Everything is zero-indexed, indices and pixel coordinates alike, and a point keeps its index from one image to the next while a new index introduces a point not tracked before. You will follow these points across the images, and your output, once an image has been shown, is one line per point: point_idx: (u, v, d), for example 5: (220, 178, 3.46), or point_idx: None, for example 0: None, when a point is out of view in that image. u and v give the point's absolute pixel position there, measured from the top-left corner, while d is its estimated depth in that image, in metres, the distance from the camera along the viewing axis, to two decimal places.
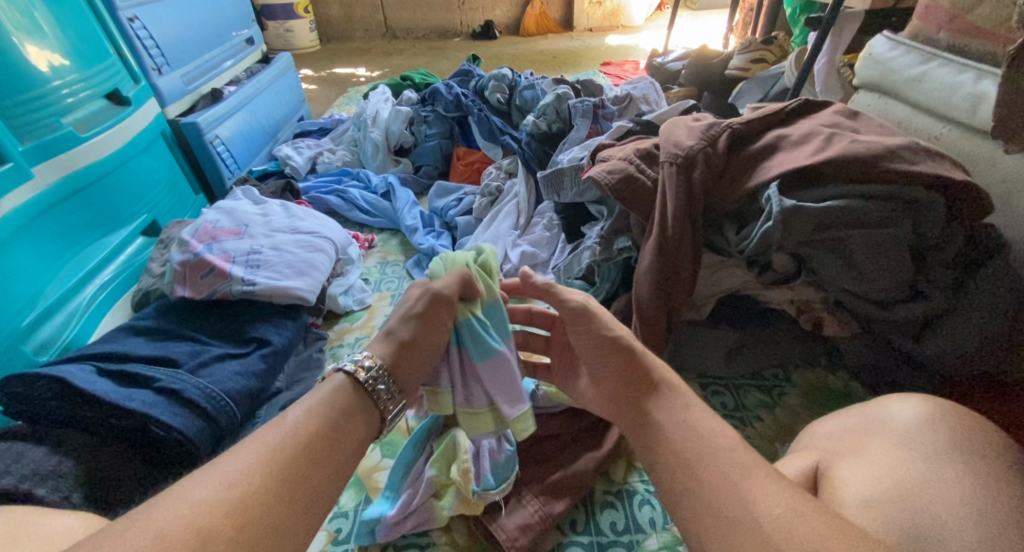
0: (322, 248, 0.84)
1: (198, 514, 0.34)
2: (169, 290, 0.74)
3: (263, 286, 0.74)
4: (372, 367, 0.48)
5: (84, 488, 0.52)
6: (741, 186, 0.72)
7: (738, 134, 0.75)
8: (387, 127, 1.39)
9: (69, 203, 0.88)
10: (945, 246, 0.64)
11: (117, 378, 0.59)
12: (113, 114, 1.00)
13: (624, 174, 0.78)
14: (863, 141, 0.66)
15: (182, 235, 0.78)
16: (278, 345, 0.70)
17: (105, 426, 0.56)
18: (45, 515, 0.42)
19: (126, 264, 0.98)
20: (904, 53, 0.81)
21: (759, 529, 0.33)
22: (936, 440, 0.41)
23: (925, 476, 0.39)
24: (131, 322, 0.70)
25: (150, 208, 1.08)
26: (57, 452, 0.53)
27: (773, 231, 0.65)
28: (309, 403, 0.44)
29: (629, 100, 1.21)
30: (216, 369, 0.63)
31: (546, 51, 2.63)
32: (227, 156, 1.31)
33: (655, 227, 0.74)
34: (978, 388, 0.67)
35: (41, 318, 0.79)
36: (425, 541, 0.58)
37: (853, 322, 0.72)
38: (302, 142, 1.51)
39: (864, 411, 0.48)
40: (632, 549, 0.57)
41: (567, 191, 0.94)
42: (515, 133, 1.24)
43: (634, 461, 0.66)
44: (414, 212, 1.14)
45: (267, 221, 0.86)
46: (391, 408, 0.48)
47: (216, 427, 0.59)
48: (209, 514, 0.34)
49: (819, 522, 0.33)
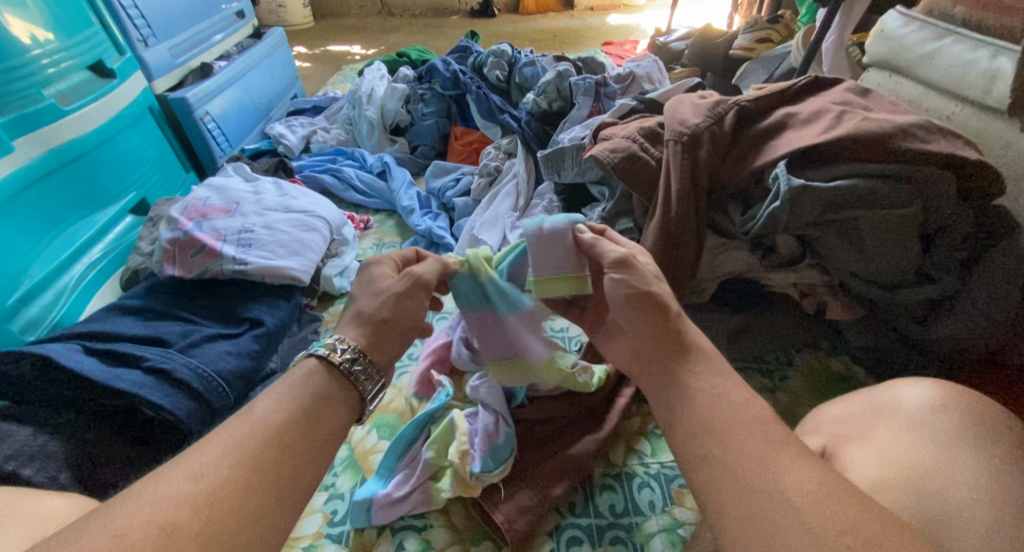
0: (316, 227, 0.82)
1: (185, 496, 0.33)
2: (158, 268, 0.72)
3: (255, 265, 0.71)
4: (347, 350, 0.46)
5: (72, 469, 0.50)
6: (748, 165, 0.70)
7: (745, 112, 0.73)
8: (383, 105, 1.35)
9: (53, 179, 0.86)
10: (954, 228, 0.63)
11: (106, 358, 0.57)
12: (97, 87, 0.96)
13: (627, 153, 0.75)
14: (874, 118, 0.64)
15: (171, 212, 0.76)
16: (271, 326, 0.69)
17: (94, 405, 0.54)
18: (30, 496, 0.41)
19: (114, 243, 0.95)
20: (917, 29, 0.78)
21: (768, 514, 0.32)
22: (946, 424, 0.40)
23: (935, 459, 0.38)
24: (119, 302, 0.68)
25: (139, 185, 1.05)
26: (44, 432, 0.51)
27: (779, 211, 0.64)
28: (281, 391, 0.42)
29: (632, 78, 1.18)
30: (206, 349, 0.62)
31: (546, 30, 2.57)
32: (218, 134, 1.28)
33: (658, 207, 0.72)
34: (984, 372, 0.66)
35: (26, 297, 0.78)
36: (421, 523, 0.57)
37: (858, 305, 0.71)
38: (295, 120, 1.48)
39: (872, 394, 0.47)
40: (631, 532, 0.56)
41: (567, 171, 0.92)
42: (515, 112, 1.21)
43: (634, 444, 0.65)
44: (411, 192, 1.12)
45: (259, 199, 0.83)
46: (371, 389, 0.46)
47: (207, 408, 0.58)
48: (197, 495, 0.33)
49: (835, 507, 0.31)
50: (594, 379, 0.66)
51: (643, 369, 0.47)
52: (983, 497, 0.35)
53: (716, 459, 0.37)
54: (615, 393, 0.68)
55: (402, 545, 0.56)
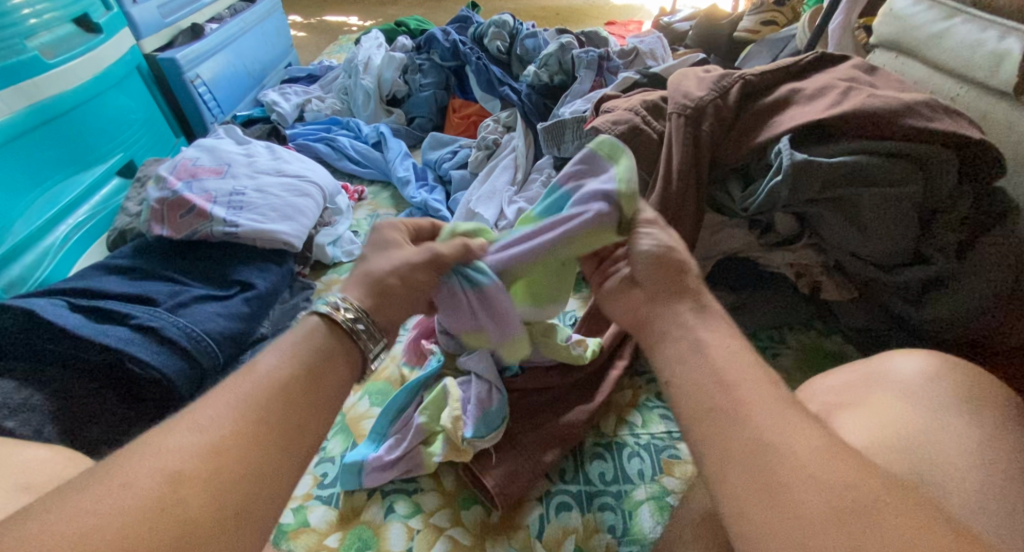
0: (310, 193, 0.80)
1: (173, 442, 0.32)
2: (145, 228, 0.70)
3: (246, 228, 0.70)
4: (351, 309, 0.42)
5: (57, 423, 0.50)
6: (750, 141, 0.70)
7: (750, 87, 0.72)
8: (380, 74, 1.32)
9: (36, 135, 0.83)
10: (954, 210, 0.63)
11: (91, 315, 0.56)
12: (83, 41, 0.92)
13: (629, 125, 0.74)
14: (880, 95, 0.63)
15: (159, 172, 0.74)
16: (262, 290, 0.67)
17: (78, 361, 0.53)
18: (13, 446, 0.40)
19: (101, 206, 0.93)
20: (926, 9, 0.77)
21: (761, 472, 0.32)
22: (938, 393, 0.41)
23: (926, 426, 0.38)
24: (105, 261, 0.67)
25: (127, 147, 1.02)
26: (27, 386, 0.50)
27: (781, 186, 0.63)
28: (283, 350, 0.39)
29: (635, 54, 1.16)
30: (196, 309, 0.60)
31: (548, 7, 2.52)
32: (209, 98, 1.24)
33: (658, 180, 0.71)
34: (973, 357, 0.66)
35: (9, 256, 0.75)
36: (411, 487, 0.57)
37: (852, 286, 0.71)
38: (290, 87, 1.44)
39: (865, 366, 0.47)
40: (620, 499, 0.57)
41: (568, 144, 0.91)
42: (516, 85, 1.19)
43: (626, 415, 0.65)
44: (407, 163, 1.10)
45: (251, 162, 0.81)
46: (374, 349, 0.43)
47: (196, 368, 0.57)
48: (185, 442, 0.32)
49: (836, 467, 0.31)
50: (587, 352, 0.65)
51: (638, 336, 0.47)
52: (971, 465, 0.36)
53: (719, 417, 0.36)
54: (608, 365, 0.68)
55: (392, 508, 0.56)
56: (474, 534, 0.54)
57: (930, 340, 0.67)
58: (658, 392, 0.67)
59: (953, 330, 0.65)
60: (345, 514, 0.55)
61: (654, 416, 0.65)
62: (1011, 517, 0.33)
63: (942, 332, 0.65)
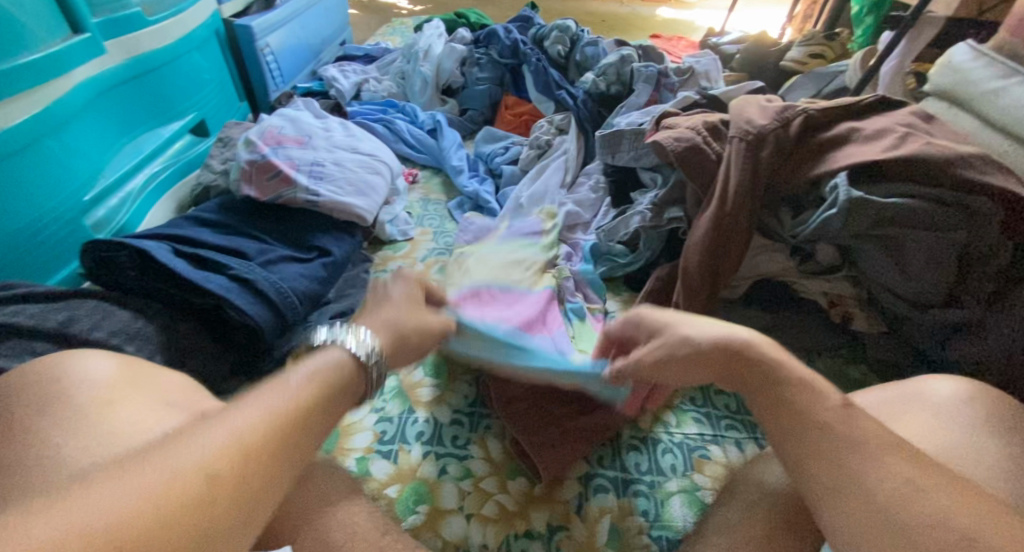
0: (381, 171, 0.85)
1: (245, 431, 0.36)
2: (235, 187, 0.76)
3: (327, 198, 0.75)
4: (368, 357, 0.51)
5: (165, 353, 0.57)
6: (806, 172, 0.73)
7: (812, 121, 0.75)
8: (439, 63, 1.36)
9: (131, 87, 0.88)
10: (990, 259, 0.64)
11: (191, 260, 0.63)
12: (173, 3, 0.97)
13: (690, 144, 0.78)
14: (938, 144, 0.66)
15: (249, 135, 0.79)
16: (337, 257, 0.73)
17: (186, 302, 0.61)
18: (154, 369, 0.48)
19: (176, 158, 0.96)
20: (985, 66, 0.79)
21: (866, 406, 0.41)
22: (962, 413, 0.47)
23: (957, 443, 0.45)
24: (195, 214, 0.72)
25: (199, 107, 1.05)
26: (141, 318, 0.58)
27: (834, 219, 0.66)
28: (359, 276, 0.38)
29: (690, 73, 1.17)
30: (283, 267, 0.67)
31: (597, 12, 2.52)
32: (274, 67, 1.28)
33: (714, 200, 0.73)
34: (987, 368, 0.65)
35: (98, 198, 0.80)
36: (463, 454, 0.63)
37: (881, 319, 0.74)
38: (348, 65, 1.46)
39: (903, 385, 0.53)
40: (653, 488, 0.61)
41: (623, 153, 0.94)
42: (572, 90, 1.21)
43: (661, 414, 0.69)
44: (461, 153, 1.14)
45: (329, 135, 0.86)
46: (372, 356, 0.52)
47: (282, 319, 0.63)
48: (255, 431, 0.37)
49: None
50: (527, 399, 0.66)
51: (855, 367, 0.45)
52: (998, 488, 0.41)
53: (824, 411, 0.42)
54: None
55: (446, 468, 0.61)
56: (519, 502, 0.59)
57: (981, 361, 0.65)
58: (692, 396, 0.72)
59: (985, 358, 0.65)
60: (404, 470, 0.61)
61: (688, 418, 0.69)
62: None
63: (976, 368, 0.66)
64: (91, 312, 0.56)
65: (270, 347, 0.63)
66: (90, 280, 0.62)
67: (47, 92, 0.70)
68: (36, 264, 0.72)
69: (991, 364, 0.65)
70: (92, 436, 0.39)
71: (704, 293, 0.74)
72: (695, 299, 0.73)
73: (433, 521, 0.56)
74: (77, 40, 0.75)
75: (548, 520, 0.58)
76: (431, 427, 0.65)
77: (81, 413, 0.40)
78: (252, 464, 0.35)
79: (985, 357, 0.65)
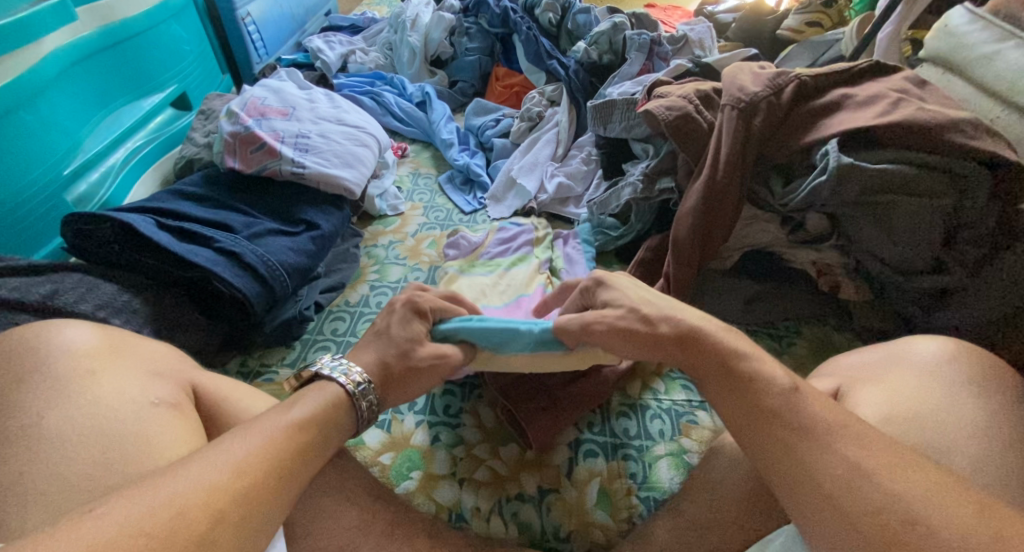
0: (368, 143, 0.83)
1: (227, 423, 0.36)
2: (218, 160, 0.74)
3: (313, 170, 0.74)
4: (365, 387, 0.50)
5: (152, 327, 0.57)
6: (797, 140, 0.72)
7: (804, 87, 0.74)
8: (427, 33, 1.33)
9: (107, 56, 0.85)
10: (977, 224, 0.64)
11: (176, 234, 0.63)
12: None
13: (681, 112, 0.77)
14: (929, 109, 0.65)
15: (231, 106, 0.77)
16: (326, 231, 0.72)
17: (171, 276, 0.61)
18: (139, 340, 0.48)
19: (159, 132, 0.94)
20: (980, 29, 0.78)
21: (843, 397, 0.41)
22: (942, 374, 0.48)
23: (937, 402, 0.46)
24: (179, 187, 0.71)
25: (180, 79, 1.02)
26: (126, 291, 0.57)
27: (823, 186, 0.65)
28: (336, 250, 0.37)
29: (684, 41, 1.15)
30: (270, 241, 0.66)
31: None
32: (256, 38, 1.24)
33: (705, 169, 0.73)
34: (971, 330, 0.67)
35: (79, 171, 0.78)
36: (455, 423, 0.64)
37: (867, 288, 0.76)
38: (334, 35, 1.42)
39: (888, 348, 0.53)
40: (641, 452, 0.62)
41: (615, 124, 0.92)
42: (564, 59, 1.18)
43: (651, 382, 0.70)
44: (451, 126, 1.12)
45: (313, 107, 0.84)
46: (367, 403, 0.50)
47: (271, 292, 0.63)
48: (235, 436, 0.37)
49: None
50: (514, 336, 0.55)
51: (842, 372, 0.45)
52: (974, 445, 0.42)
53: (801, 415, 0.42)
54: None
55: (438, 436, 0.62)
56: (511, 467, 0.60)
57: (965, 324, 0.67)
58: None
59: (969, 321, 0.67)
60: (397, 439, 0.62)
61: (676, 385, 0.70)
62: (998, 478, 0.41)
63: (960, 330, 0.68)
64: (76, 285, 0.55)
65: (260, 320, 0.63)
66: (72, 254, 0.62)
67: (16, 61, 0.68)
68: (18, 240, 0.71)
69: (975, 327, 0.67)
70: (78, 406, 0.39)
71: (694, 263, 0.74)
72: (686, 270, 0.73)
73: (426, 486, 0.57)
74: (44, 6, 0.73)
75: (538, 483, 0.59)
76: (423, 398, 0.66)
77: (66, 384, 0.40)
78: (255, 488, 0.36)
79: (968, 320, 0.67)
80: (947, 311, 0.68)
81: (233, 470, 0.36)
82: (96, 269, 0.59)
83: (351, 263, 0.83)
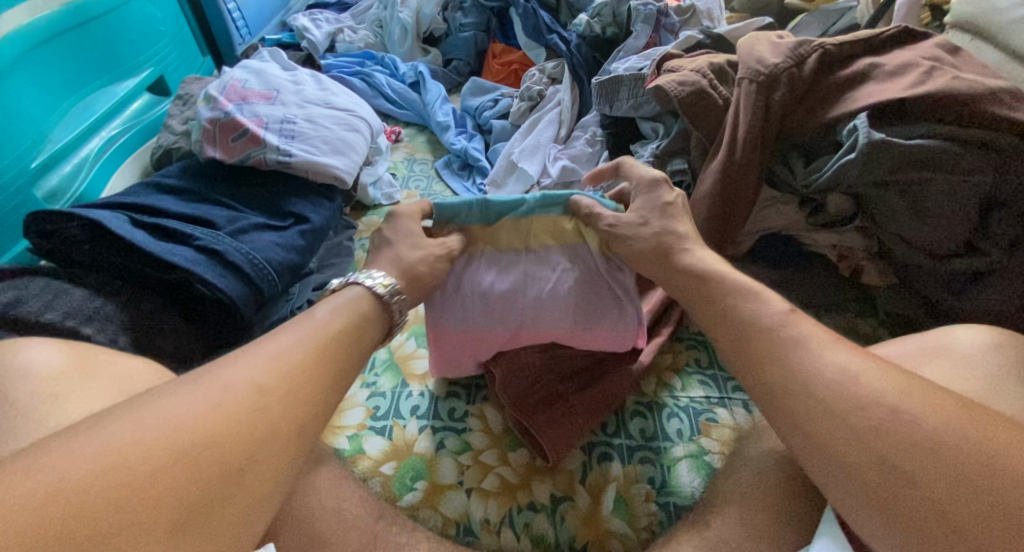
0: (358, 128, 0.78)
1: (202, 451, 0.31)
2: (197, 149, 0.69)
3: (299, 159, 0.69)
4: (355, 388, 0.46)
5: (130, 334, 0.52)
6: (821, 115, 0.67)
7: (828, 57, 0.68)
8: (418, 8, 1.25)
9: (72, 39, 0.79)
10: (1015, 201, 0.60)
11: (153, 232, 0.58)
12: None
13: (695, 87, 0.71)
14: (966, 78, 0.60)
15: (210, 91, 0.72)
16: (316, 224, 0.68)
17: (148, 277, 0.56)
18: (111, 354, 0.44)
19: (135, 120, 0.88)
20: None
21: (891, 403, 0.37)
22: (992, 368, 0.44)
23: (989, 402, 0.42)
24: (156, 180, 0.66)
25: (156, 62, 0.96)
26: (99, 296, 0.53)
27: (851, 164, 0.61)
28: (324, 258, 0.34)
29: (691, 12, 1.08)
30: (254, 236, 0.61)
31: None
32: (236, 17, 1.17)
33: (722, 148, 0.67)
34: (1007, 316, 0.62)
35: (48, 165, 0.73)
36: (460, 427, 0.60)
37: (890, 271, 0.72)
38: (320, 13, 1.34)
39: (928, 339, 0.49)
40: (659, 455, 0.58)
41: (622, 101, 0.86)
42: (564, 34, 1.11)
43: (667, 378, 0.66)
44: (446, 108, 1.06)
45: (298, 89, 0.78)
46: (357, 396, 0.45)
47: (258, 292, 0.59)
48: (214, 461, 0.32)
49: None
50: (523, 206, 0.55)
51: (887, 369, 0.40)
52: None
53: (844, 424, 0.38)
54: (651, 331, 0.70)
55: (442, 443, 0.58)
56: (520, 475, 0.56)
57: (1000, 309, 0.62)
58: (698, 357, 0.69)
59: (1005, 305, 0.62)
60: (399, 446, 0.58)
61: (693, 381, 0.66)
62: None
63: (994, 316, 0.63)
64: (42, 290, 0.50)
65: (247, 322, 0.59)
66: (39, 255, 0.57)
67: None
68: None
69: (1011, 312, 0.62)
70: (38, 432, 0.35)
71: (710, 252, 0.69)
72: None
73: (431, 498, 0.54)
74: None
75: (551, 490, 0.55)
76: (426, 400, 0.63)
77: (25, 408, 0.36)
78: (237, 523, 0.32)
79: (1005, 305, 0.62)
80: (979, 296, 0.64)
81: (199, 459, 0.31)
82: (65, 272, 0.54)
83: (345, 257, 0.78)
